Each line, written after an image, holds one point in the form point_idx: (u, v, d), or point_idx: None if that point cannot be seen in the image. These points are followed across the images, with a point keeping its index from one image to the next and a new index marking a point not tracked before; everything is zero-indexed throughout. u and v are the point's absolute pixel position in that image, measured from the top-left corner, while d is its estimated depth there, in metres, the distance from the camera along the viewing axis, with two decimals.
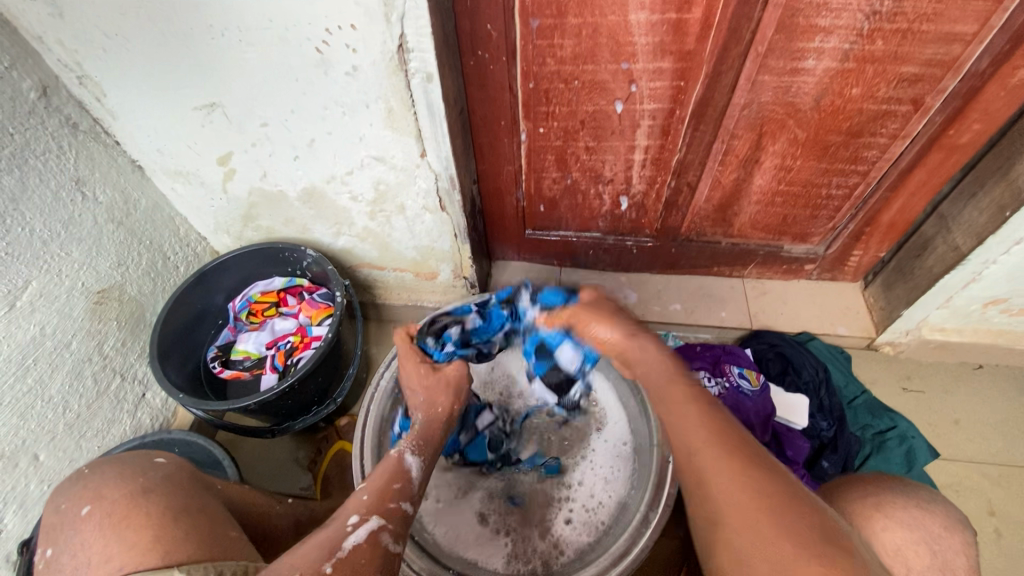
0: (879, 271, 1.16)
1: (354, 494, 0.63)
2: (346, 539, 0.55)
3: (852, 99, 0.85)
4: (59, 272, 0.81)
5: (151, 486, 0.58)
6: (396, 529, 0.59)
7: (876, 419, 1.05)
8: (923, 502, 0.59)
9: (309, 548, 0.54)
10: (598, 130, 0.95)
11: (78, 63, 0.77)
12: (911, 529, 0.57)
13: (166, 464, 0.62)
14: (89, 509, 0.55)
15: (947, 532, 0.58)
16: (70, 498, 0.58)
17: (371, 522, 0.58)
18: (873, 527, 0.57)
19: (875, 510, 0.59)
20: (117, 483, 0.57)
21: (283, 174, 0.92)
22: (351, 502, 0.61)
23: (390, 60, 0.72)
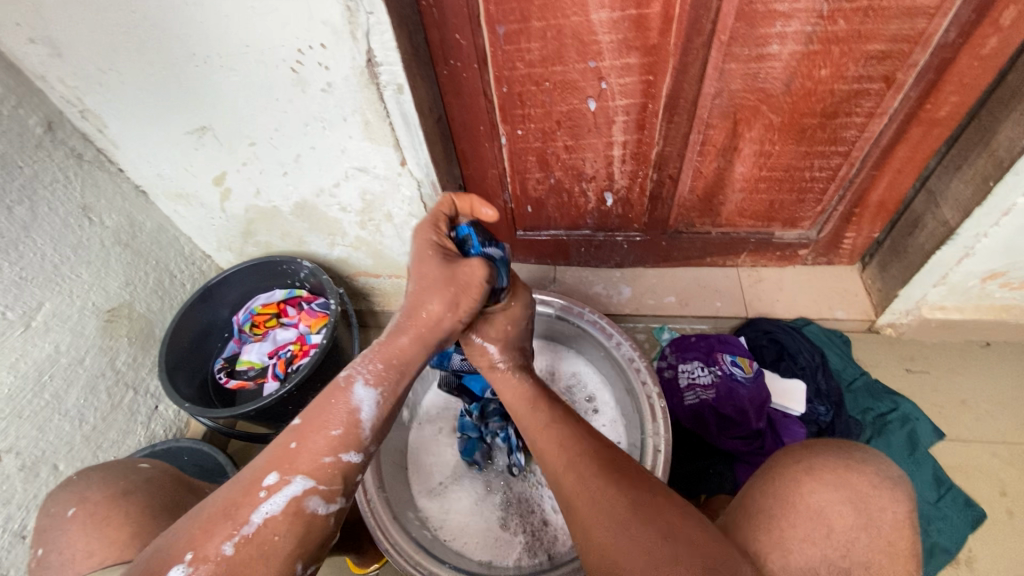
0: (874, 253, 1.14)
1: (280, 440, 0.56)
2: (256, 510, 0.51)
3: (822, 81, 0.85)
4: (70, 293, 0.87)
5: (135, 488, 0.62)
6: (329, 487, 0.54)
7: (877, 402, 1.03)
8: (853, 461, 0.56)
9: (216, 511, 0.51)
10: (574, 128, 0.97)
11: (79, 98, 0.83)
12: (837, 489, 0.54)
13: (149, 468, 0.66)
14: (74, 511, 0.59)
15: (878, 490, 0.54)
16: (58, 502, 0.62)
17: (293, 486, 0.52)
18: (800, 490, 0.55)
19: (803, 473, 0.55)
20: (102, 487, 0.61)
21: (275, 190, 0.97)
22: (273, 453, 0.55)
23: (361, 74, 0.76)
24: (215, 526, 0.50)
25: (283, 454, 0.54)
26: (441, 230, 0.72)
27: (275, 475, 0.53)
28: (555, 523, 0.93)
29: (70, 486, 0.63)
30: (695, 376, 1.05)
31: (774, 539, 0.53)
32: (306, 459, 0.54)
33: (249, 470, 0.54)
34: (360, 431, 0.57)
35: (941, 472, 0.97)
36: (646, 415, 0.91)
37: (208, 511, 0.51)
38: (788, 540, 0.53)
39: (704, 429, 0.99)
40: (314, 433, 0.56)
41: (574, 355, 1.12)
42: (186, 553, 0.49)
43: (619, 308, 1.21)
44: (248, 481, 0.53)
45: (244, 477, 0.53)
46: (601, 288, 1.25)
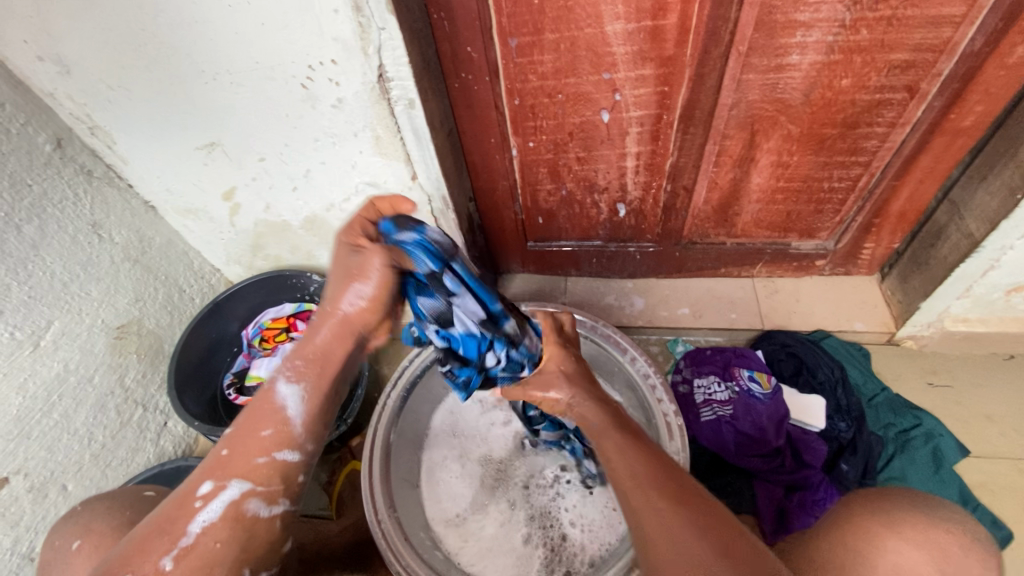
0: (894, 263, 1.12)
1: (215, 449, 0.60)
2: (194, 521, 0.55)
3: (843, 91, 0.83)
4: (78, 311, 0.86)
5: (141, 518, 0.60)
6: (265, 489, 0.59)
7: (900, 417, 1.00)
8: (937, 517, 0.54)
9: (158, 522, 0.55)
10: (587, 140, 0.95)
11: (88, 115, 0.82)
12: (919, 546, 0.52)
13: (155, 496, 0.65)
14: (79, 543, 0.58)
15: (966, 550, 0.52)
16: (63, 533, 0.62)
17: (229, 491, 0.57)
18: (878, 544, 0.52)
19: (884, 527, 0.53)
20: (107, 517, 0.61)
21: (285, 205, 0.96)
22: (208, 463, 0.59)
23: (372, 90, 0.74)
24: (154, 536, 0.54)
25: (216, 462, 0.58)
26: (356, 230, 0.63)
27: (208, 483, 0.57)
28: (575, 537, 0.91)
29: (75, 517, 0.62)
30: (711, 391, 1.03)
31: None
32: (241, 466, 0.58)
33: (182, 485, 0.58)
34: (288, 432, 0.60)
35: (968, 490, 0.94)
36: (663, 433, 0.89)
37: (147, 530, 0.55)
38: None
39: (722, 447, 0.97)
40: (243, 438, 0.59)
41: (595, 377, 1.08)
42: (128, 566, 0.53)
43: (631, 320, 1.19)
44: (186, 495, 0.56)
45: (177, 493, 0.57)
46: (613, 299, 1.23)
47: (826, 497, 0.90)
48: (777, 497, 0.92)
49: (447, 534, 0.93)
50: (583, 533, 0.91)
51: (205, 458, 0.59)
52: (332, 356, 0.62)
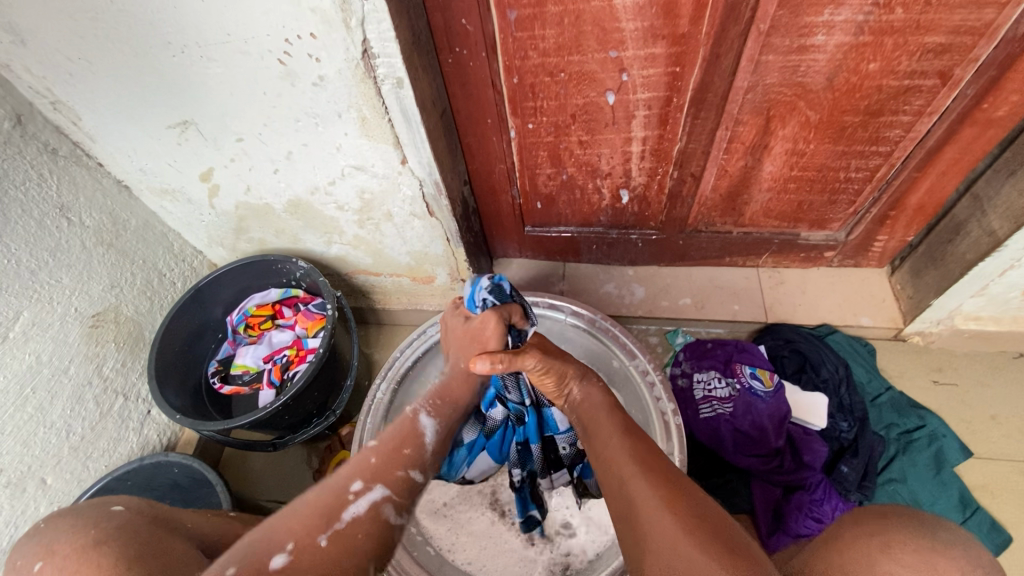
0: (906, 256, 1.07)
1: (362, 455, 0.65)
2: (347, 509, 0.56)
3: (869, 76, 0.76)
4: (50, 300, 0.81)
5: (107, 536, 0.56)
6: (399, 499, 0.61)
7: (903, 418, 0.98)
8: (940, 542, 0.49)
9: (310, 509, 0.54)
10: (590, 123, 0.89)
11: (48, 88, 0.75)
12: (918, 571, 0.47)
13: (123, 510, 0.60)
14: (40, 565, 0.54)
15: None
16: (26, 553, 0.57)
17: (375, 491, 0.60)
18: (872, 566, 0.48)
19: (879, 550, 0.49)
20: (71, 537, 0.55)
21: (268, 187, 0.90)
22: (359, 465, 0.63)
23: (356, 67, 0.68)
24: (313, 518, 0.54)
25: (365, 466, 0.63)
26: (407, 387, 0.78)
27: (361, 480, 0.60)
28: (569, 542, 0.89)
29: (35, 535, 0.58)
30: (711, 388, 1.00)
31: None
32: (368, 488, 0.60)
33: (335, 477, 0.60)
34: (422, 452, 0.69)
35: (969, 493, 0.92)
36: (659, 433, 0.87)
37: (284, 510, 0.54)
38: None
39: (719, 446, 0.95)
40: (388, 452, 0.66)
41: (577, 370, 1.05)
42: (287, 542, 0.51)
43: (630, 310, 1.15)
44: (327, 489, 0.57)
45: (331, 483, 0.58)
46: (613, 287, 1.19)
47: (824, 499, 0.88)
48: (775, 497, 0.90)
49: (443, 535, 0.90)
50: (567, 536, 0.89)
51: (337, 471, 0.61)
52: (399, 454, 0.66)
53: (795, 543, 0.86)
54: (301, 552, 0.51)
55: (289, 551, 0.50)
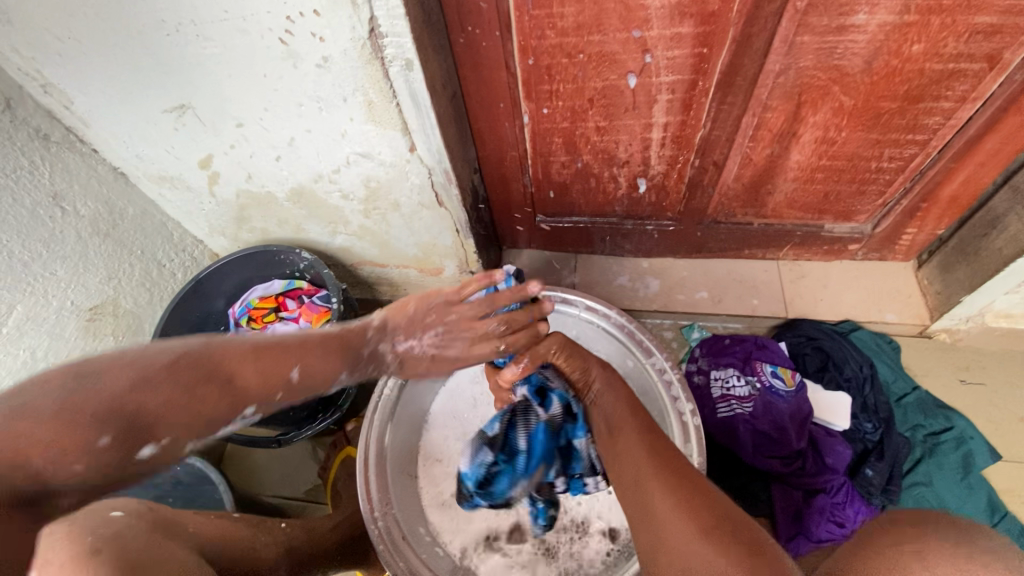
0: (935, 250, 1.03)
1: (280, 352, 0.59)
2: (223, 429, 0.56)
3: (911, 59, 0.71)
4: (44, 293, 0.77)
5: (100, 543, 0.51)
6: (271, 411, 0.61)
7: (929, 419, 0.94)
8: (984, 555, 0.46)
9: (193, 406, 0.52)
10: (609, 107, 0.84)
11: (38, 70, 0.71)
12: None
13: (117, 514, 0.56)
14: None
15: None
16: None
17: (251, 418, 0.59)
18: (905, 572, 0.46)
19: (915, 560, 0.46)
20: None
21: (270, 175, 0.86)
22: (268, 364, 0.58)
23: (362, 47, 0.63)
24: (187, 416, 0.52)
25: (278, 374, 0.58)
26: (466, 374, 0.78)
27: (254, 409, 0.58)
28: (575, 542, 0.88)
29: None
30: (730, 386, 0.96)
31: None
32: (260, 383, 0.57)
33: (237, 367, 0.56)
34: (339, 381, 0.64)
35: (997, 498, 0.89)
36: (677, 434, 0.83)
37: (161, 366, 0.51)
38: None
39: (737, 446, 0.91)
40: (311, 376, 0.61)
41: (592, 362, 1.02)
42: (151, 433, 0.50)
43: (644, 304, 1.12)
44: (214, 364, 0.54)
45: (222, 379, 0.55)
46: (626, 280, 1.15)
47: (847, 502, 0.86)
48: (795, 501, 0.87)
49: (446, 526, 0.90)
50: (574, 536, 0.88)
51: (239, 338, 0.58)
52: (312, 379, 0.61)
53: (817, 548, 0.85)
54: (176, 441, 0.52)
55: (158, 442, 0.51)
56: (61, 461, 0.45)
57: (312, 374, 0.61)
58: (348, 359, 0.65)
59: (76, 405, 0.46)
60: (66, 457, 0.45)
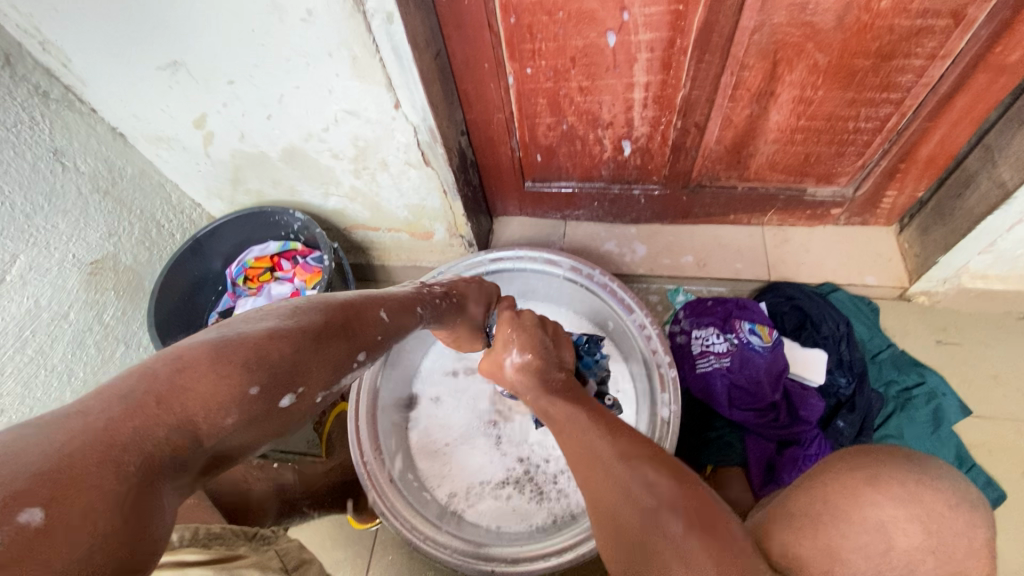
0: (916, 213, 1.05)
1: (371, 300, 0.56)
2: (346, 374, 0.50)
3: (881, 14, 0.72)
4: (48, 245, 0.81)
5: None
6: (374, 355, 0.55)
7: (903, 375, 0.97)
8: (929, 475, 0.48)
9: (318, 356, 0.46)
10: (591, 67, 0.86)
11: (36, 27, 0.74)
12: (905, 505, 0.45)
13: None
14: None
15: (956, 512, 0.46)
16: None
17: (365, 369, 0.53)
18: (856, 499, 0.47)
19: (865, 484, 0.47)
20: None
21: (263, 134, 0.89)
22: (363, 308, 0.54)
23: (344, 0, 0.65)
24: (310, 358, 0.45)
25: (372, 314, 0.54)
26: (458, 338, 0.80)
27: (365, 352, 0.52)
28: (559, 491, 0.92)
29: None
30: (709, 343, 0.99)
31: (821, 546, 0.46)
32: (365, 325, 0.53)
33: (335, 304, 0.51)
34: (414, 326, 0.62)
35: (965, 449, 0.92)
36: (655, 385, 0.87)
37: (286, 312, 0.46)
38: (836, 550, 0.46)
39: (715, 400, 0.95)
40: (398, 316, 0.58)
41: (574, 319, 1.06)
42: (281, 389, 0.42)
43: (631, 269, 1.14)
44: (336, 314, 0.50)
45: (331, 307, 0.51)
46: (614, 245, 1.17)
47: (818, 453, 0.88)
48: (768, 450, 0.90)
49: (433, 473, 0.95)
50: (560, 484, 0.93)
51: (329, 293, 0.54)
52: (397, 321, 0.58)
53: None
54: (308, 394, 0.45)
55: (296, 393, 0.44)
56: (214, 415, 0.37)
57: (397, 314, 0.58)
58: (417, 298, 0.64)
59: (230, 351, 0.40)
60: (221, 410, 0.38)
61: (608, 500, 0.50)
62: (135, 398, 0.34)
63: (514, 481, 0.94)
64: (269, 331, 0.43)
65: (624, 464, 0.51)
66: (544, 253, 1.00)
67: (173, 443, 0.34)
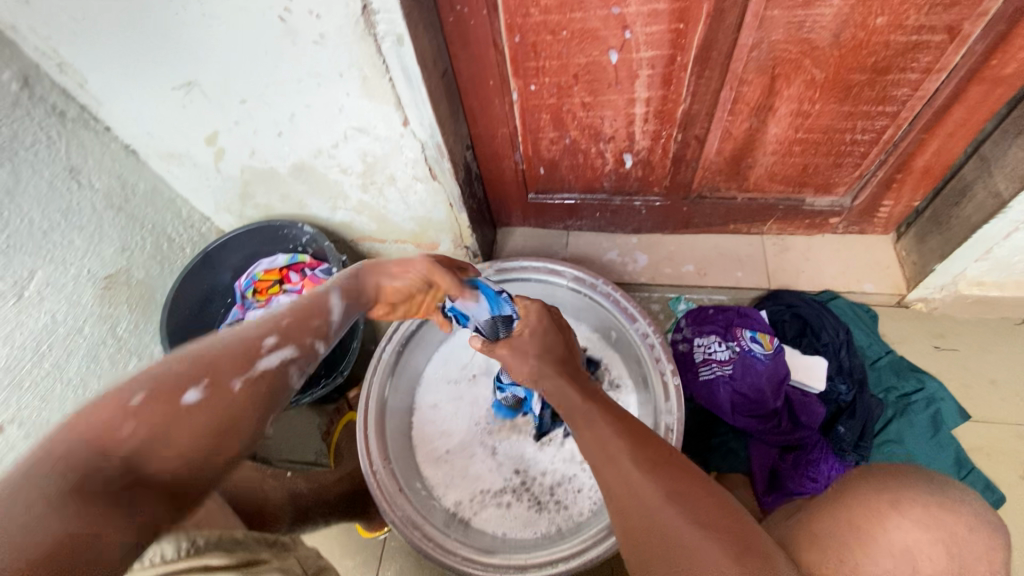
0: (913, 222, 1.07)
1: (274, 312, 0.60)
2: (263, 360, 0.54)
3: (877, 31, 0.74)
4: (64, 261, 0.83)
5: None
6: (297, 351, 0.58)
7: (903, 381, 0.99)
8: None
9: (218, 355, 0.52)
10: (593, 83, 0.88)
11: (55, 50, 0.76)
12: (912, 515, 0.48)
13: None
14: None
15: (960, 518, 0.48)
16: None
17: (285, 350, 0.56)
18: None
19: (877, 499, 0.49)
20: None
21: (273, 150, 0.91)
22: (265, 323, 0.58)
23: (356, 23, 0.68)
24: (207, 363, 0.51)
25: (294, 323, 0.59)
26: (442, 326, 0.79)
27: (273, 336, 0.56)
28: (563, 497, 0.93)
29: None
30: (711, 351, 1.01)
31: None
32: (251, 327, 0.56)
33: (246, 330, 0.56)
34: (332, 314, 0.63)
35: (964, 454, 0.93)
36: (659, 393, 0.89)
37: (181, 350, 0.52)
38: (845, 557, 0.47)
39: (719, 407, 0.96)
40: (303, 313, 0.60)
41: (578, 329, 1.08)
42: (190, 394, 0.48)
43: (634, 278, 1.16)
44: (224, 336, 0.55)
45: (238, 339, 0.54)
46: (616, 255, 1.19)
47: (821, 458, 0.90)
48: (773, 457, 0.92)
49: (439, 481, 0.96)
50: (564, 491, 0.94)
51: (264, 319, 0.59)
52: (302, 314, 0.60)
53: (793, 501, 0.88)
54: (217, 389, 0.50)
55: (203, 387, 0.49)
56: (114, 427, 0.44)
57: (296, 310, 0.60)
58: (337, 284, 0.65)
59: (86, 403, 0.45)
60: (114, 424, 0.44)
61: (640, 516, 0.52)
62: (56, 451, 0.42)
63: (519, 488, 0.95)
64: (176, 361, 0.50)
65: (648, 473, 0.55)
66: (549, 264, 1.01)
67: (89, 464, 0.42)
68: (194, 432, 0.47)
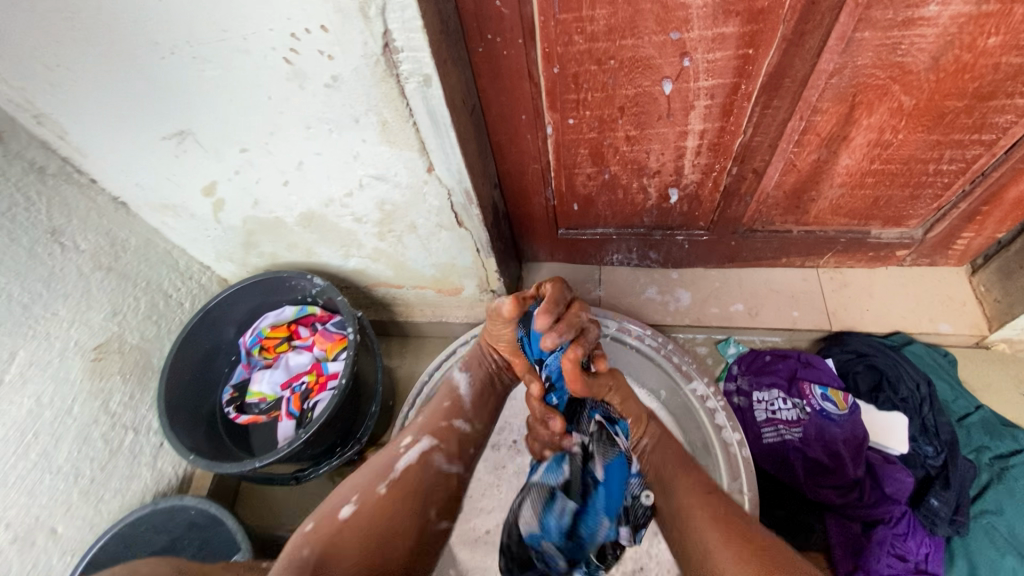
0: (993, 254, 0.95)
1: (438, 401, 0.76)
2: (401, 460, 0.67)
3: (985, 53, 0.63)
4: (46, 335, 0.73)
5: None
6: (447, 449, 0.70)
7: (996, 440, 0.87)
8: None
9: (372, 469, 0.66)
10: (641, 115, 0.77)
11: (29, 101, 0.66)
12: None
13: None
14: None
15: None
16: None
17: (422, 444, 0.69)
18: None
19: None
20: None
21: (280, 200, 0.80)
22: (411, 425, 0.72)
23: (376, 64, 0.57)
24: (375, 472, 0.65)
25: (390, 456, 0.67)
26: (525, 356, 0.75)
27: (410, 436, 0.70)
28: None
29: None
30: (775, 409, 0.91)
31: None
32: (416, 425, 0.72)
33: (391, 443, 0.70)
34: (461, 403, 0.75)
35: None
36: (724, 467, 0.78)
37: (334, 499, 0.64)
38: None
39: (789, 475, 0.85)
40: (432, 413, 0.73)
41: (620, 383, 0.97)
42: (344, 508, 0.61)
43: (673, 319, 1.04)
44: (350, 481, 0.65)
45: (387, 448, 0.69)
46: (656, 292, 1.07)
47: (908, 533, 0.79)
48: (854, 534, 0.80)
49: (476, 566, 0.85)
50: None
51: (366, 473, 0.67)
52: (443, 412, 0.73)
53: None
54: (364, 500, 0.62)
55: (354, 502, 0.61)
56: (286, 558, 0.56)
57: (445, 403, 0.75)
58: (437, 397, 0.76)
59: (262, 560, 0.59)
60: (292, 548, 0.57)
61: None
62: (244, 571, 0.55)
63: None
64: (348, 483, 0.64)
65: None
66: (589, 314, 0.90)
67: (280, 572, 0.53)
68: (347, 554, 0.57)
